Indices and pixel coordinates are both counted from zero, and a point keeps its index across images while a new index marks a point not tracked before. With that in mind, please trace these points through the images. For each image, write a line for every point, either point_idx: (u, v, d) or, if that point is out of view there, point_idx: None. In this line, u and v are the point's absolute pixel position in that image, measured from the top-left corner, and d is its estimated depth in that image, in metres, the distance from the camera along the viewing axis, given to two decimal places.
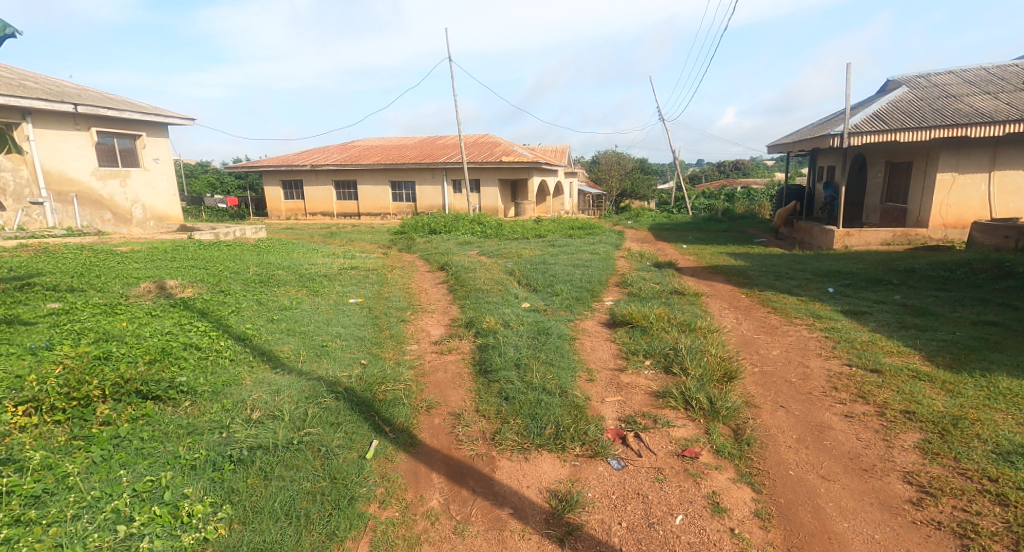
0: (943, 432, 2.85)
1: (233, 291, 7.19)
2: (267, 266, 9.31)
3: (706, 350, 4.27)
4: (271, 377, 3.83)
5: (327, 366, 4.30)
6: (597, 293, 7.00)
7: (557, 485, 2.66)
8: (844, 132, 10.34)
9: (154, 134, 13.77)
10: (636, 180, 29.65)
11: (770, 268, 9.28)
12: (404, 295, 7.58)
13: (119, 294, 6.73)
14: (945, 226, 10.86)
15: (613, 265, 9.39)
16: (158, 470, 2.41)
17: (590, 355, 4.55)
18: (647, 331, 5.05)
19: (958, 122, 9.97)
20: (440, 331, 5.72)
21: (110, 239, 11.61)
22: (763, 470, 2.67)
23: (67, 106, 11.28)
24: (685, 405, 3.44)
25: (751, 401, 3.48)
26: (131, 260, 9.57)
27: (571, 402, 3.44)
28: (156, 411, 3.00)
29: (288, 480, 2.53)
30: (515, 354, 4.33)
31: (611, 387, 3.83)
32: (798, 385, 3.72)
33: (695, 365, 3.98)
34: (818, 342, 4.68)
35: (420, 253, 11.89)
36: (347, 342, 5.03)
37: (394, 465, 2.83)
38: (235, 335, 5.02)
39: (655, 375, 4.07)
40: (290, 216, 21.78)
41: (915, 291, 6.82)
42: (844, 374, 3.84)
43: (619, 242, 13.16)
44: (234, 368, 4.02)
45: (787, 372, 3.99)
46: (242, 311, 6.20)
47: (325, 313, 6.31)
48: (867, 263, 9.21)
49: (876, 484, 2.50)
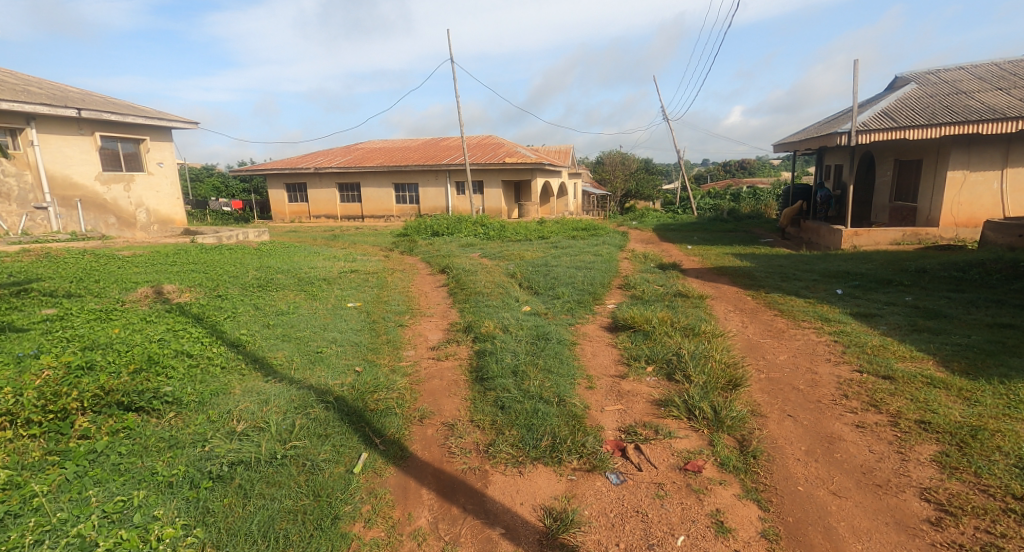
0: (962, 443, 2.69)
1: (231, 295, 7.13)
2: (267, 270, 9.24)
3: (710, 355, 4.15)
4: (261, 385, 3.79)
5: (319, 374, 4.23)
6: (599, 297, 6.84)
7: (552, 502, 2.53)
8: (852, 131, 10.18)
9: (158, 138, 13.72)
10: (641, 182, 29.26)
11: (777, 269, 9.10)
12: (402, 299, 7.47)
13: (116, 299, 6.68)
14: (956, 225, 10.66)
15: (617, 267, 9.27)
16: (131, 489, 2.30)
17: (590, 361, 4.43)
18: (649, 336, 4.93)
19: (969, 118, 9.77)
20: (438, 336, 5.60)
21: (114, 243, 11.61)
22: (769, 486, 2.53)
23: (71, 112, 11.29)
24: (688, 415, 3.30)
25: (757, 410, 3.35)
26: (131, 264, 9.54)
27: (569, 412, 3.33)
28: (138, 424, 2.90)
29: (268, 498, 2.41)
30: (512, 361, 4.20)
31: (611, 396, 3.71)
32: (806, 392, 3.58)
33: (698, 372, 3.84)
34: (828, 347, 4.52)
35: (422, 256, 11.80)
36: (342, 349, 4.97)
37: (382, 480, 2.72)
38: (229, 341, 4.99)
39: (657, 383, 3.93)
40: (294, 219, 21.80)
41: (927, 293, 6.64)
42: (855, 381, 3.69)
43: (622, 243, 12.99)
44: (225, 376, 3.97)
45: (795, 379, 3.84)
46: (239, 316, 6.13)
47: (322, 318, 6.24)
48: (876, 263, 9.04)
49: (891, 501, 2.34)
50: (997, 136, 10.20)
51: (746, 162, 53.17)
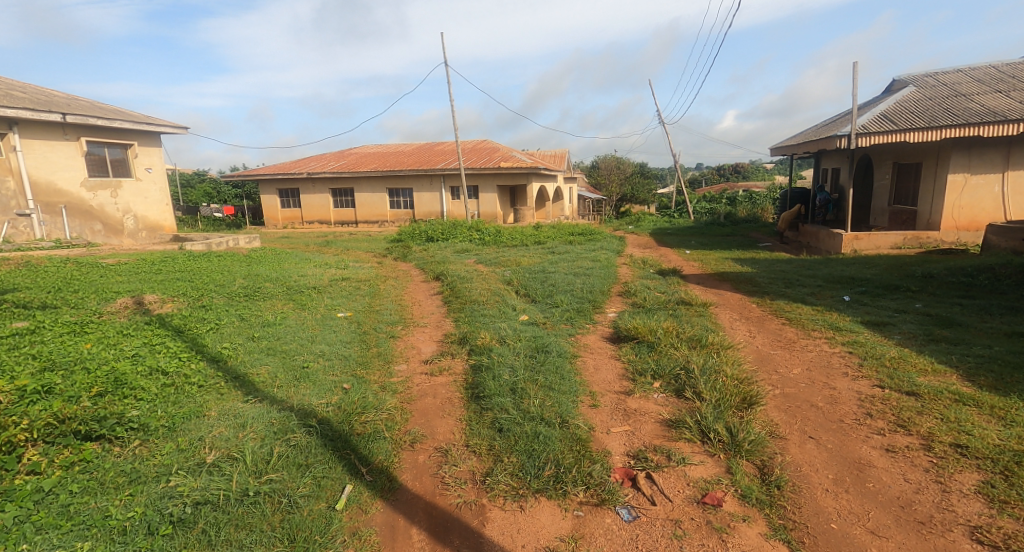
0: (1008, 472, 2.45)
1: (215, 305, 6.84)
2: (255, 278, 8.95)
3: (721, 370, 3.90)
4: (240, 407, 3.54)
5: (304, 393, 3.96)
6: (599, 305, 6.59)
7: (558, 544, 2.26)
8: (851, 133, 10.01)
9: (146, 143, 13.37)
10: (636, 186, 30.14)
11: (780, 274, 8.89)
12: (395, 308, 7.21)
13: (93, 311, 6.38)
14: (958, 229, 10.51)
15: (615, 273, 9.05)
16: (75, 539, 2.02)
17: (592, 377, 4.16)
18: (654, 347, 4.67)
19: (970, 121, 9.63)
20: (432, 348, 5.34)
21: (99, 251, 11.28)
22: (799, 524, 2.27)
23: (55, 116, 10.99)
24: (703, 438, 3.06)
25: (775, 431, 3.11)
26: (115, 273, 9.22)
27: (573, 435, 3.08)
28: (97, 455, 2.64)
29: (236, 545, 2.14)
30: (510, 378, 3.92)
31: (618, 415, 3.46)
32: (826, 411, 3.34)
33: (710, 389, 3.59)
34: (843, 359, 4.28)
35: (416, 262, 11.54)
36: (330, 364, 4.72)
37: (367, 519, 2.45)
38: (209, 357, 4.73)
39: (665, 400, 3.67)
40: (286, 225, 21.47)
41: (937, 299, 6.43)
42: (877, 398, 3.45)
43: (620, 248, 12.76)
44: (200, 398, 3.71)
45: (812, 396, 3.60)
46: (222, 328, 5.85)
47: (310, 329, 5.96)
48: (880, 268, 8.86)
49: (939, 542, 2.09)
50: (998, 139, 10.06)
51: (739, 166, 53.40)
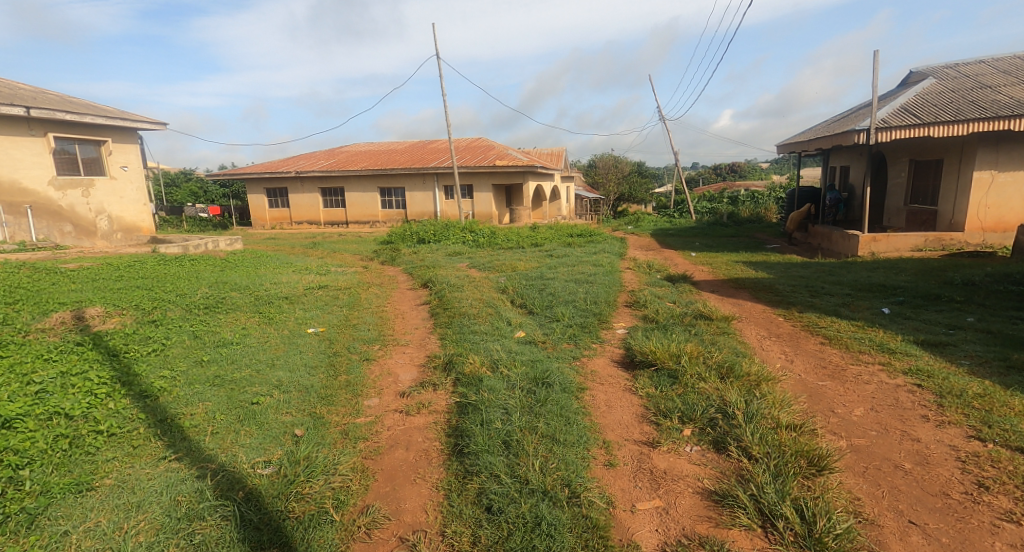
0: None
1: (167, 321, 5.96)
2: (222, 287, 8.07)
3: (771, 415, 3.06)
4: (144, 472, 2.66)
5: (243, 444, 3.11)
6: (605, 319, 5.76)
7: None
8: (871, 128, 9.22)
9: (121, 140, 12.47)
10: (635, 185, 29.44)
11: (800, 281, 8.08)
12: (375, 322, 6.34)
13: (21, 328, 5.48)
14: (983, 230, 9.76)
15: (619, 279, 8.25)
16: None
17: (605, 419, 3.32)
18: (676, 378, 3.85)
19: (1001, 114, 8.85)
20: (411, 375, 4.49)
21: (64, 254, 10.36)
22: None
23: (17, 110, 10.03)
24: (765, 526, 2.25)
25: (862, 513, 2.29)
26: (69, 280, 8.31)
27: (588, 522, 2.26)
28: None
29: None
30: (503, 426, 3.08)
31: (644, 482, 2.63)
32: (920, 476, 2.53)
33: (762, 445, 2.76)
34: (913, 396, 3.46)
35: (404, 266, 10.69)
36: (286, 399, 3.87)
37: None
38: (136, 391, 3.86)
39: (703, 457, 2.85)
40: (274, 225, 20.53)
41: (990, 313, 5.63)
42: (982, 457, 2.63)
43: (622, 250, 11.94)
44: (102, 456, 2.85)
45: (893, 451, 2.78)
46: (168, 350, 4.98)
47: (271, 350, 5.10)
48: (910, 274, 8.05)
49: None
50: None
51: (737, 166, 52.73)
